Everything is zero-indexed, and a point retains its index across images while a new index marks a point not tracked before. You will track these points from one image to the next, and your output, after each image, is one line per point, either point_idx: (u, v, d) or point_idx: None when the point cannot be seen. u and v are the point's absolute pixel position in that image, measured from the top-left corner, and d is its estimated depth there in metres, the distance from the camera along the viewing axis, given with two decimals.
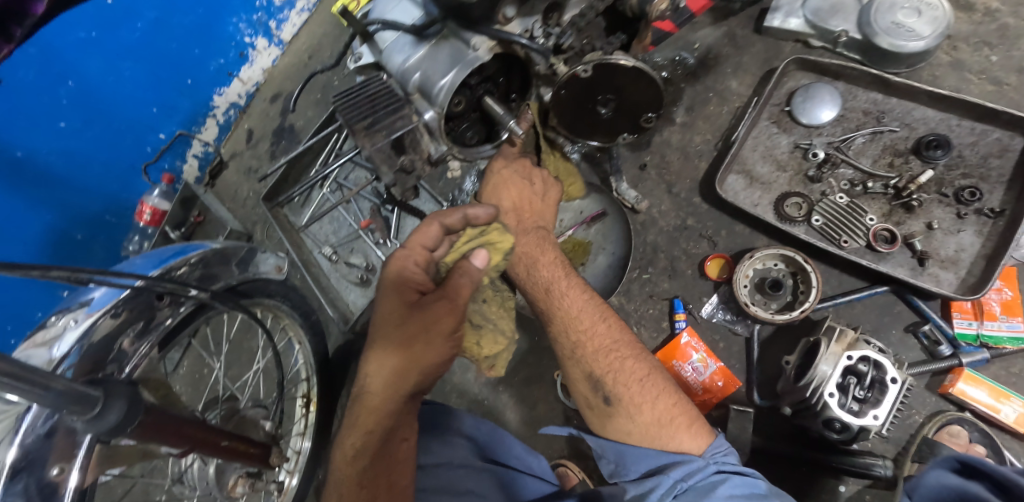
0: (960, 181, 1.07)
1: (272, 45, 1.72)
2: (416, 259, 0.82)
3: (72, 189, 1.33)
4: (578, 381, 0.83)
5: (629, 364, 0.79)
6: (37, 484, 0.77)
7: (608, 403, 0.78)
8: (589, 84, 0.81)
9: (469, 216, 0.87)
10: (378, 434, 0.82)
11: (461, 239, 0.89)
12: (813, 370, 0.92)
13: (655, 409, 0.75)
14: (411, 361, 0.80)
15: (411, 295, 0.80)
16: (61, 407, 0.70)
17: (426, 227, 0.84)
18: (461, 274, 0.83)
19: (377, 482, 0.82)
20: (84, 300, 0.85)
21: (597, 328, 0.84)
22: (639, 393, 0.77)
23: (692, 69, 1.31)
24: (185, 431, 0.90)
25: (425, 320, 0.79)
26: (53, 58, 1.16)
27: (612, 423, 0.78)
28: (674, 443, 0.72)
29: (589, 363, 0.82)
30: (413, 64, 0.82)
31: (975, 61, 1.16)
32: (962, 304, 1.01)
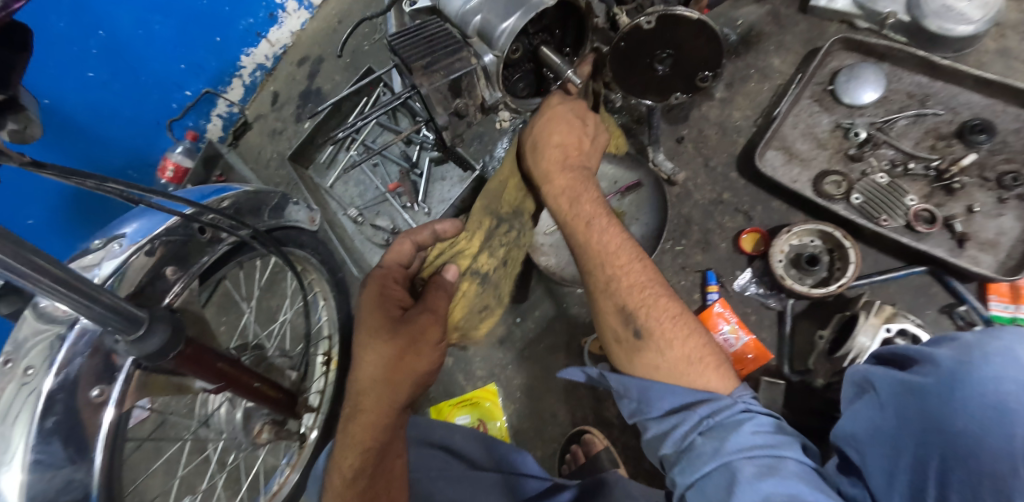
0: (1003, 166, 1.07)
1: (301, 8, 1.68)
2: (396, 277, 0.89)
3: (96, 142, 1.32)
4: (608, 314, 0.81)
5: (664, 301, 0.79)
6: (71, 408, 0.72)
7: (639, 336, 0.77)
8: (649, 36, 0.81)
9: (440, 232, 0.92)
10: (375, 449, 0.83)
11: (433, 253, 0.96)
12: (851, 342, 0.93)
13: (685, 346, 0.75)
14: (401, 367, 0.84)
15: (394, 310, 0.85)
16: (107, 322, 0.65)
17: (399, 246, 0.90)
18: (437, 287, 0.91)
19: (378, 491, 0.83)
20: (120, 232, 0.81)
21: (634, 264, 0.82)
22: (671, 328, 0.77)
23: (734, 46, 1.31)
24: (218, 366, 0.85)
25: (412, 332, 0.84)
26: (84, 8, 1.12)
27: (641, 356, 0.77)
28: (701, 382, 0.73)
29: (622, 297, 0.80)
30: (474, 6, 0.81)
31: (1022, 49, 1.16)
32: (999, 286, 1.01)
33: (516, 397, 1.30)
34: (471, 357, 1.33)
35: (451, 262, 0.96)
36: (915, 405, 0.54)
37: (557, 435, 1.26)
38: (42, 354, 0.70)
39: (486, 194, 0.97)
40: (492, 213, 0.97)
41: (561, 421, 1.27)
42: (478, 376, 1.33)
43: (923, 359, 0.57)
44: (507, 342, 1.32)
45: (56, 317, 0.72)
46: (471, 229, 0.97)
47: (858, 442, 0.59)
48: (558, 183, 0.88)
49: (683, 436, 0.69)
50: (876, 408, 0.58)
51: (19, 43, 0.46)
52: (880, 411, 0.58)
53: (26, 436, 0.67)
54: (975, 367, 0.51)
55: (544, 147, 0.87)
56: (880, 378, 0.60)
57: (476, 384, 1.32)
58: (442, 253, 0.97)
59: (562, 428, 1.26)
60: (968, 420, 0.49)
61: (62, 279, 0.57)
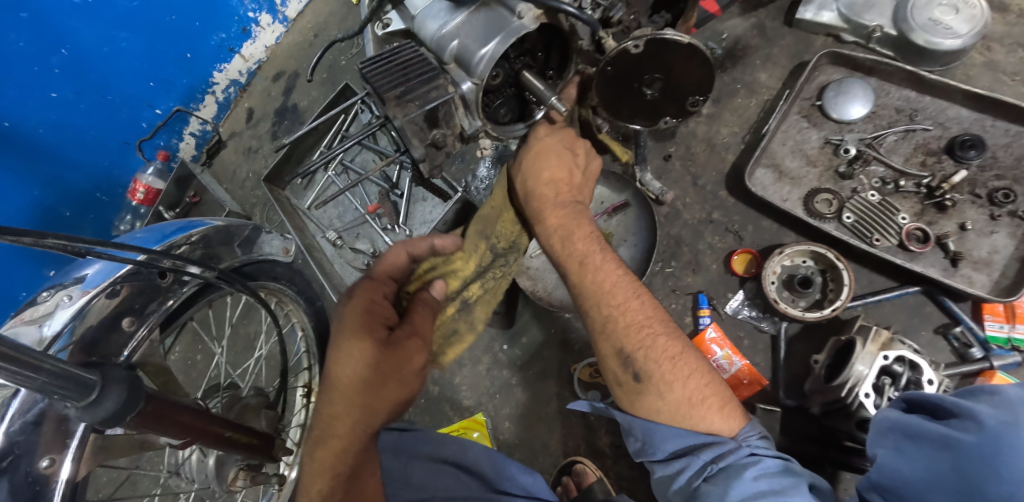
0: (994, 182, 1.05)
1: (276, 22, 1.61)
2: (386, 291, 0.82)
3: (60, 165, 1.23)
4: (608, 358, 0.78)
5: (662, 340, 0.75)
6: (22, 479, 0.66)
7: (639, 381, 0.74)
8: (638, 60, 0.77)
9: (437, 246, 0.88)
10: (343, 476, 0.74)
11: (423, 268, 0.89)
12: (848, 370, 0.90)
13: (687, 388, 0.71)
14: (377, 398, 0.75)
15: (380, 331, 0.76)
16: (53, 390, 0.58)
17: (393, 255, 0.83)
18: (421, 303, 0.85)
19: None
20: (77, 276, 0.77)
21: (630, 302, 0.79)
22: (670, 371, 0.72)
23: (721, 60, 1.28)
24: (180, 419, 0.77)
25: (397, 357, 0.76)
26: (45, 24, 1.06)
27: (643, 400, 0.74)
28: (704, 424, 0.69)
29: (619, 339, 0.77)
30: (451, 31, 0.78)
31: (1008, 62, 1.14)
32: (993, 306, 0.98)
33: (502, 429, 1.25)
34: (457, 386, 1.29)
35: (440, 277, 0.91)
36: (957, 463, 0.53)
37: (548, 467, 1.21)
38: None
39: (481, 218, 0.96)
40: (487, 238, 0.95)
41: (551, 451, 1.23)
42: (465, 406, 1.28)
43: (960, 413, 0.56)
44: (494, 369, 1.28)
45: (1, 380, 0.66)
46: (467, 249, 0.93)
47: (884, 490, 0.58)
48: (552, 220, 0.86)
49: (688, 481, 0.68)
50: (906, 459, 0.58)
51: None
52: (916, 462, 0.56)
53: None
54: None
55: (534, 185, 0.87)
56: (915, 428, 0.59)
57: (463, 415, 1.27)
58: (432, 269, 0.90)
59: (554, 458, 1.22)
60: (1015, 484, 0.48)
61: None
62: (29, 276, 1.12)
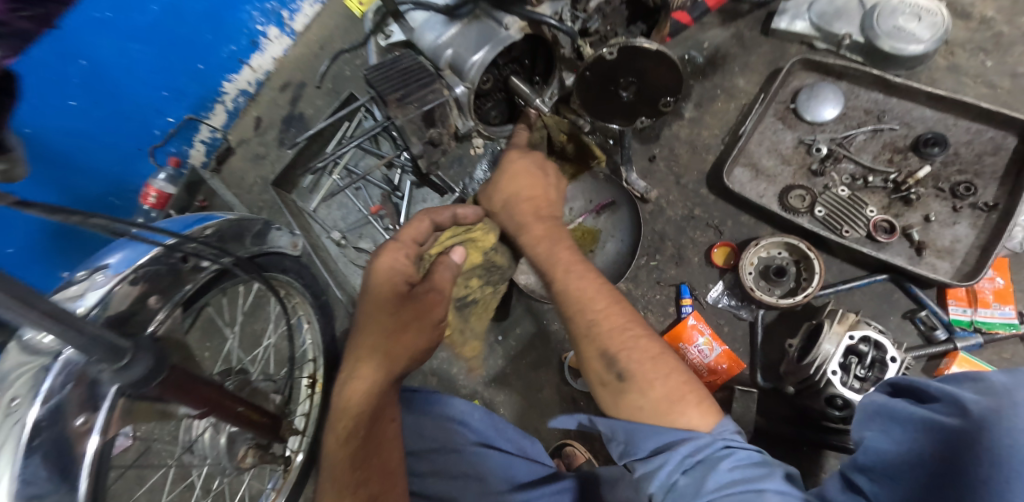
0: (956, 177, 1.12)
1: (284, 35, 1.72)
2: (408, 253, 0.87)
3: (76, 170, 1.30)
4: (591, 359, 0.78)
5: (643, 341, 0.77)
6: (59, 435, 0.74)
7: (621, 379, 0.74)
8: (614, 65, 0.85)
9: (459, 216, 0.96)
10: (365, 416, 0.80)
11: (446, 235, 0.99)
12: (816, 349, 0.96)
13: (666, 385, 0.72)
14: (399, 343, 0.82)
15: (401, 286, 0.84)
16: (93, 352, 0.67)
17: (418, 223, 0.90)
18: (442, 267, 0.90)
19: (368, 462, 0.79)
20: (103, 263, 0.84)
21: (610, 309, 0.81)
22: (651, 369, 0.74)
23: (702, 67, 1.36)
24: (202, 393, 0.87)
25: (416, 309, 0.84)
26: (74, 42, 1.14)
27: (625, 399, 0.74)
28: (683, 421, 0.69)
29: (603, 341, 0.78)
30: (445, 41, 0.88)
31: (970, 65, 1.22)
32: (956, 291, 1.05)
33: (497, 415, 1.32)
34: (455, 375, 1.36)
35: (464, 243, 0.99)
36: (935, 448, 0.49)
37: None
38: (31, 384, 0.71)
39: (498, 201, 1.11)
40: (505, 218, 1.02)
41: (543, 436, 1.29)
42: (462, 394, 1.35)
43: (945, 396, 0.52)
44: (490, 359, 1.35)
45: (41, 348, 0.73)
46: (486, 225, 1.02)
47: (870, 476, 0.54)
48: (536, 231, 0.91)
49: (667, 476, 0.64)
50: (889, 445, 0.54)
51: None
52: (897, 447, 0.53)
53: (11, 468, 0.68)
54: (1003, 408, 0.45)
55: (513, 202, 0.94)
56: (900, 413, 0.55)
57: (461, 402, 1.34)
58: (454, 235, 1.00)
59: (546, 442, 1.28)
60: (982, 466, 0.43)
61: (54, 313, 0.60)
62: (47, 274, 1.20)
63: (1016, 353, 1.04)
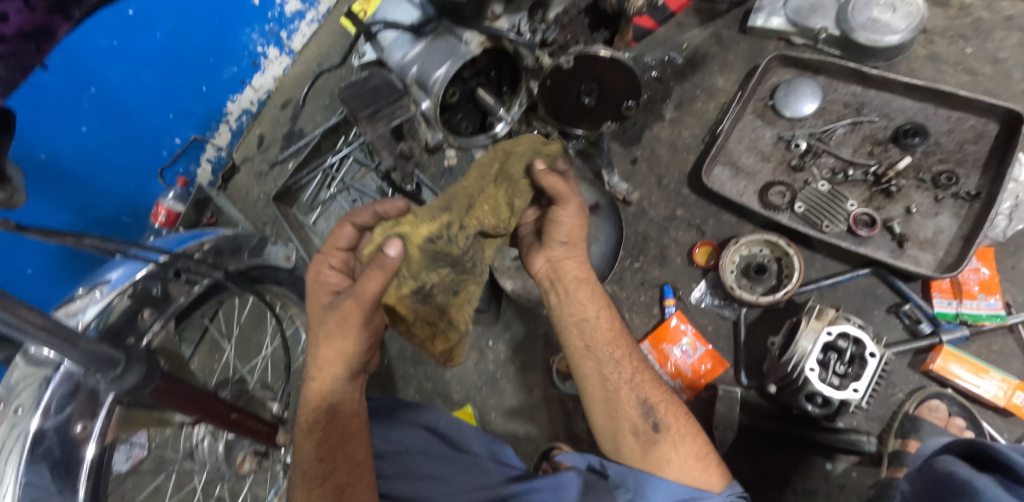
0: (937, 167, 1.11)
1: (283, 54, 1.75)
2: (332, 262, 0.80)
3: (88, 192, 1.32)
4: (626, 407, 0.83)
5: (673, 399, 0.85)
6: (60, 440, 0.78)
7: (657, 430, 0.81)
8: (571, 73, 0.88)
9: (381, 212, 0.80)
10: (325, 407, 0.82)
11: (377, 233, 0.79)
12: (794, 346, 0.96)
13: (693, 442, 0.81)
14: (338, 350, 0.79)
15: (324, 297, 0.80)
16: (86, 361, 0.72)
17: (338, 228, 0.80)
18: (371, 266, 0.74)
19: (335, 452, 0.80)
20: (104, 278, 0.88)
21: (636, 360, 0.87)
22: (683, 426, 0.82)
23: (681, 68, 1.37)
24: (200, 402, 0.91)
25: (336, 318, 0.77)
26: (77, 67, 1.15)
27: (656, 448, 0.80)
28: (702, 478, 0.78)
29: (643, 391, 0.84)
30: (411, 59, 0.91)
31: (950, 53, 1.21)
32: (940, 283, 1.04)
33: (488, 419, 1.34)
34: (448, 380, 1.38)
35: (397, 237, 0.77)
36: None
37: (530, 453, 1.29)
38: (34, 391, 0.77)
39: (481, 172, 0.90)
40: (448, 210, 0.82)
41: (534, 439, 1.30)
42: (454, 399, 1.37)
43: None
44: (480, 364, 1.36)
45: (44, 360, 0.78)
46: (421, 215, 0.80)
47: None
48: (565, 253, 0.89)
49: None
50: None
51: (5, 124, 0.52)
52: None
53: (18, 466, 0.74)
54: None
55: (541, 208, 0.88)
56: None
57: (453, 407, 1.36)
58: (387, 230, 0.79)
59: (535, 444, 1.29)
60: None
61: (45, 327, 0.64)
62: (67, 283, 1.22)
63: (1005, 344, 1.02)
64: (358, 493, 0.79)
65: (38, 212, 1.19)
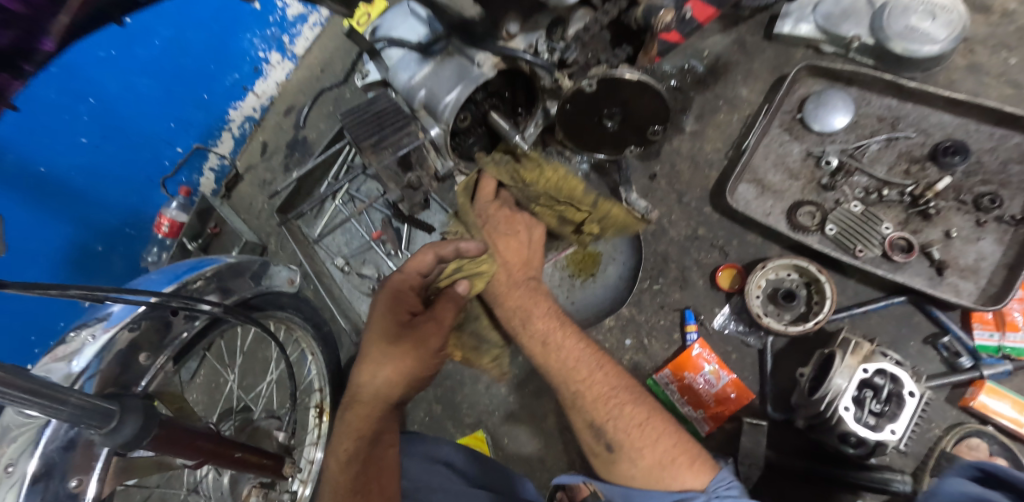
0: (980, 188, 1.04)
1: (285, 60, 1.59)
2: (412, 283, 0.86)
3: (90, 205, 1.23)
4: (581, 429, 0.82)
5: (630, 407, 0.79)
6: (54, 498, 0.72)
7: (610, 450, 0.78)
8: (594, 96, 0.82)
9: (462, 250, 0.91)
10: (367, 438, 0.80)
11: (451, 268, 0.96)
12: (827, 384, 0.91)
13: (655, 450, 0.75)
14: (402, 371, 0.81)
15: (403, 315, 0.83)
16: (78, 420, 0.66)
17: (421, 254, 0.88)
18: (446, 297, 0.89)
19: (370, 484, 0.78)
20: (103, 314, 0.83)
21: (592, 374, 0.83)
22: (639, 437, 0.76)
23: (702, 77, 1.30)
24: (200, 444, 0.84)
25: (415, 339, 0.82)
26: (75, 79, 1.05)
27: (617, 467, 0.77)
28: (678, 482, 0.72)
29: (589, 412, 0.81)
30: (418, 81, 0.87)
31: (992, 64, 1.13)
32: (982, 314, 0.98)
33: (502, 444, 1.29)
34: (459, 403, 1.34)
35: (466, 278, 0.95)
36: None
37: (544, 482, 1.24)
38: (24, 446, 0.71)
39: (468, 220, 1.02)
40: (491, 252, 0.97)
41: (549, 466, 1.26)
42: (466, 423, 1.33)
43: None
44: (492, 388, 1.32)
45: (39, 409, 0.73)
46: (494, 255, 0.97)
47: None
48: (510, 302, 0.95)
49: None
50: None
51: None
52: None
53: None
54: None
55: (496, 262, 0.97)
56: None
57: (463, 432, 1.32)
58: (458, 269, 0.96)
59: (550, 472, 1.25)
60: None
61: (30, 388, 0.59)
62: (66, 306, 1.14)
63: None
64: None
65: (32, 227, 1.11)
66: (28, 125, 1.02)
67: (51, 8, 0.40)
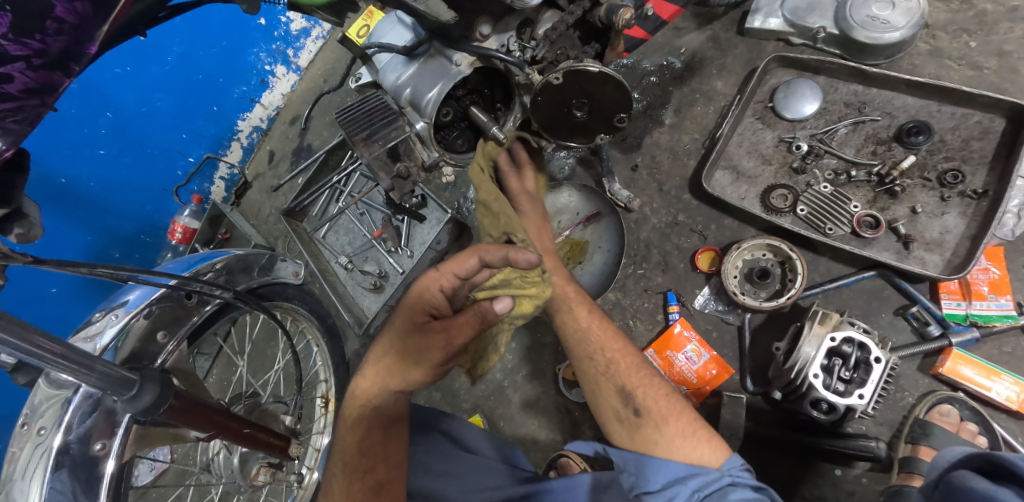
0: (943, 165, 1.09)
1: (290, 72, 1.69)
2: (443, 285, 0.73)
3: (109, 212, 1.33)
4: (608, 396, 0.85)
5: (655, 381, 0.84)
6: (81, 459, 0.80)
7: (638, 414, 0.81)
8: (561, 88, 0.89)
9: (513, 259, 0.71)
10: (371, 409, 0.82)
11: (496, 278, 0.86)
12: (796, 353, 0.96)
13: (679, 421, 0.79)
14: (401, 370, 0.80)
15: (420, 317, 0.75)
16: (100, 385, 0.74)
17: (463, 255, 0.72)
18: (474, 313, 0.73)
19: (373, 449, 0.81)
20: (121, 301, 0.91)
21: (612, 343, 0.90)
22: (665, 406, 0.81)
23: (679, 73, 1.36)
24: (213, 417, 0.92)
25: (420, 344, 0.75)
26: (91, 94, 1.17)
27: (641, 431, 0.79)
28: (695, 455, 0.74)
29: (621, 378, 0.85)
30: (404, 81, 0.96)
31: (954, 48, 1.19)
32: (948, 284, 1.03)
33: (498, 427, 1.35)
34: (457, 389, 1.40)
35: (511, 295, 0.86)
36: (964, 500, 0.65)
37: (538, 461, 1.30)
38: (54, 411, 0.79)
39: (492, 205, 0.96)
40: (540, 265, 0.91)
41: (543, 446, 1.31)
42: (464, 408, 1.38)
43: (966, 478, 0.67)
44: (489, 374, 1.37)
45: (66, 381, 0.80)
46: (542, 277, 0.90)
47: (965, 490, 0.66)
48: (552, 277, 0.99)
49: None
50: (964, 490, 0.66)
51: (19, 163, 0.54)
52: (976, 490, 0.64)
53: (41, 481, 0.76)
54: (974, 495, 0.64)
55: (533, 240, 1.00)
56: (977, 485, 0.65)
57: (462, 417, 1.37)
58: (504, 282, 0.86)
59: (544, 452, 1.30)
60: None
61: (63, 353, 0.66)
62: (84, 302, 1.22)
63: (1018, 345, 1.00)
64: (395, 491, 0.81)
65: (58, 235, 1.20)
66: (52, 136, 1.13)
67: (96, 19, 0.46)
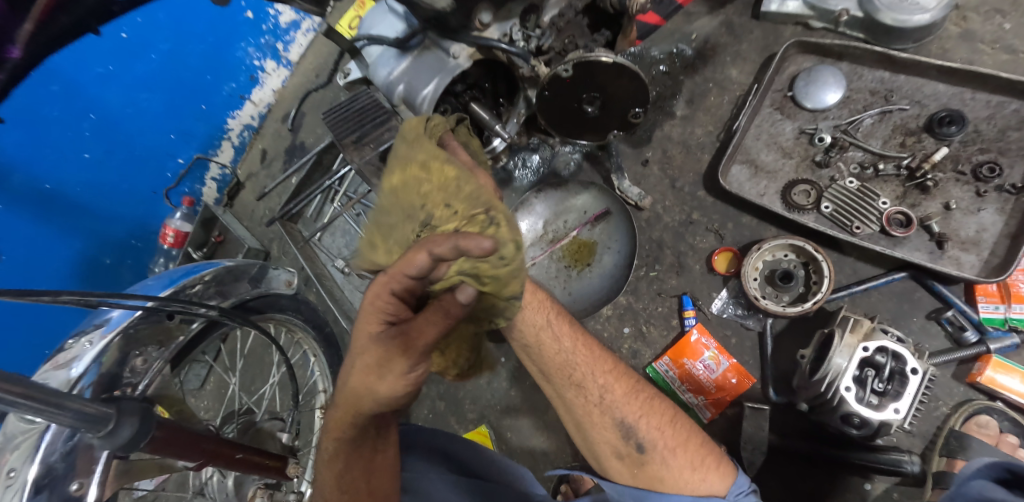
0: (978, 157, 1.02)
1: (281, 67, 1.60)
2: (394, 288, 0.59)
3: (96, 217, 1.24)
4: (601, 430, 0.73)
5: (657, 407, 0.74)
6: None
7: (642, 450, 0.70)
8: (572, 82, 0.82)
9: (465, 248, 0.51)
10: (343, 441, 0.75)
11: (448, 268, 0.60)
12: (828, 364, 0.89)
13: (687, 451, 0.69)
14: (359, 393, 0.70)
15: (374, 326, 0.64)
16: (76, 425, 0.67)
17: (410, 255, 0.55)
18: (438, 307, 0.61)
19: (355, 485, 0.75)
20: (98, 321, 0.83)
21: (603, 366, 0.76)
22: (672, 436, 0.71)
23: (691, 61, 1.28)
24: (202, 445, 0.85)
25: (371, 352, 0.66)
26: (77, 95, 1.08)
27: (646, 469, 0.69)
28: (704, 485, 0.67)
29: (619, 410, 0.72)
30: (397, 76, 0.87)
31: (986, 31, 1.11)
32: (986, 287, 0.97)
33: (505, 438, 1.29)
34: (461, 399, 1.33)
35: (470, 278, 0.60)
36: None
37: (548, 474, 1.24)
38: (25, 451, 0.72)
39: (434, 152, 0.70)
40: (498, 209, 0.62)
41: (553, 458, 1.26)
42: (469, 418, 1.33)
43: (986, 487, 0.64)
44: (494, 383, 1.31)
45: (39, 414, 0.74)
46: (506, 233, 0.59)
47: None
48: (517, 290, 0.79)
49: None
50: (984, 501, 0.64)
51: None
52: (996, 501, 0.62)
53: None
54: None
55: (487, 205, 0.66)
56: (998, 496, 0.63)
57: (467, 427, 1.32)
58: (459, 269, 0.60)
59: (554, 465, 1.25)
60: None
61: (25, 393, 0.59)
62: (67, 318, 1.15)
63: None
64: None
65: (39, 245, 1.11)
66: (32, 141, 1.04)
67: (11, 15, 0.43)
